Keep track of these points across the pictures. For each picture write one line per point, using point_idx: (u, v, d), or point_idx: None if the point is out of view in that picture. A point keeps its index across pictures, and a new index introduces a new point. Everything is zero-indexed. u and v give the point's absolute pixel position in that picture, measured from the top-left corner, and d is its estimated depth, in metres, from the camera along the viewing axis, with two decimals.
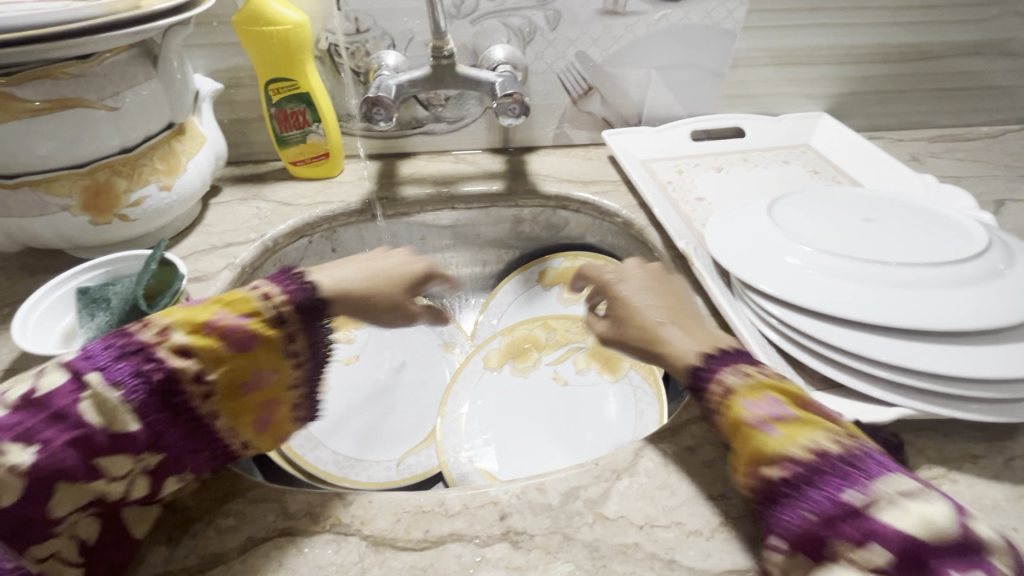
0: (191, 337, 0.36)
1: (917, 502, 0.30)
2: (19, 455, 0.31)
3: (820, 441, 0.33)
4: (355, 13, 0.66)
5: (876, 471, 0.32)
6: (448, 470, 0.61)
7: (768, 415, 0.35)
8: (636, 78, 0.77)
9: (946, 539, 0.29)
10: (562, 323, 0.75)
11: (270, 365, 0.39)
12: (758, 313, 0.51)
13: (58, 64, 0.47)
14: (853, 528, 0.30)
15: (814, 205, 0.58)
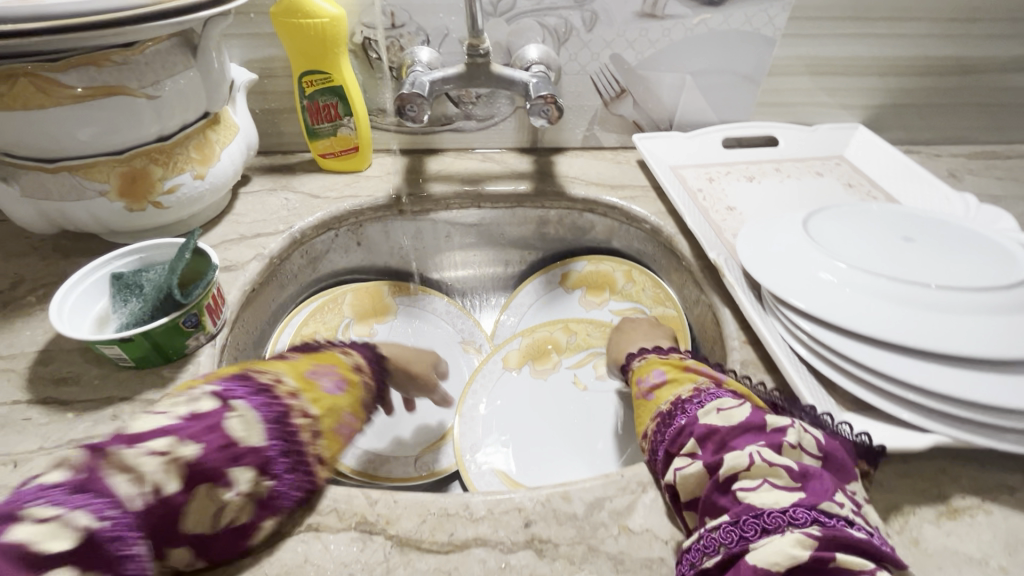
0: (297, 382, 0.41)
1: (727, 406, 0.40)
2: (183, 452, 0.32)
3: (680, 392, 0.45)
4: (391, 8, 0.66)
5: (706, 397, 0.42)
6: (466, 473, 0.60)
7: (653, 384, 0.47)
8: (670, 83, 0.76)
9: (742, 424, 0.38)
10: (584, 327, 0.74)
11: (352, 411, 0.43)
12: (791, 330, 0.50)
13: (102, 51, 0.47)
14: (684, 436, 0.40)
15: (852, 221, 0.57)
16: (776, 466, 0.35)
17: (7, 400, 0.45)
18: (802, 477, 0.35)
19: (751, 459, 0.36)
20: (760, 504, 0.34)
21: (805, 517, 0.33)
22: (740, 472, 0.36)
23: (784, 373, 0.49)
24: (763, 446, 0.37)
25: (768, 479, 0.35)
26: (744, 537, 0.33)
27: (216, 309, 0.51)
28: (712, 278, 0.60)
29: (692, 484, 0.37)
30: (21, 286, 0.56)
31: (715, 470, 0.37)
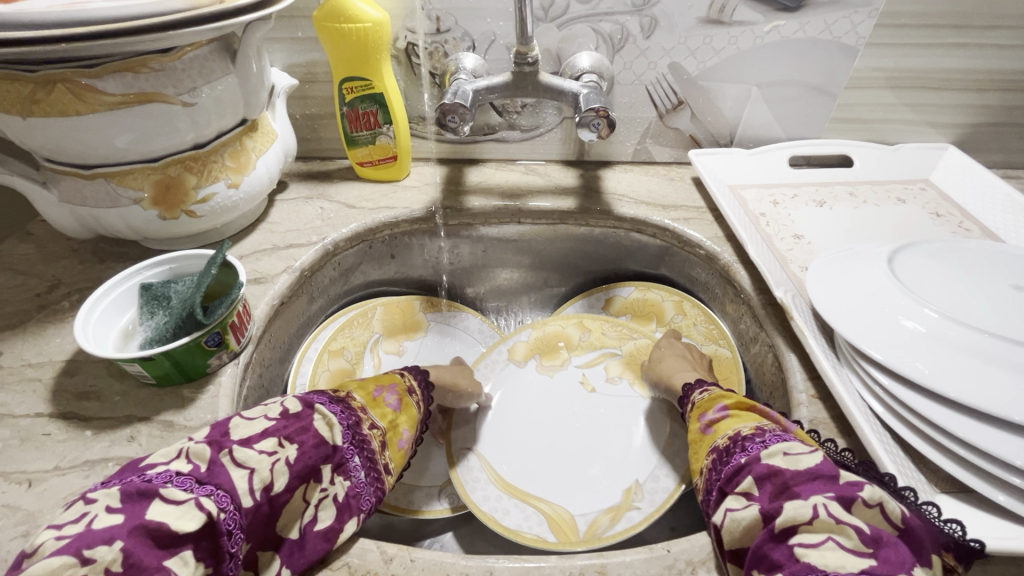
0: (366, 399, 0.45)
1: (795, 449, 0.35)
2: (286, 451, 0.37)
3: (741, 427, 0.40)
4: (437, 12, 0.62)
5: (770, 437, 0.37)
6: (467, 496, 0.54)
7: (712, 419, 0.43)
8: (733, 94, 0.69)
9: (811, 470, 0.33)
10: (598, 325, 0.69)
11: (411, 427, 0.47)
12: (872, 388, 0.44)
13: (141, 57, 0.46)
14: (741, 475, 0.36)
15: (950, 263, 0.49)
16: (845, 525, 0.30)
17: (30, 412, 0.44)
18: (875, 542, 0.30)
19: (813, 512, 0.31)
20: (822, 566, 0.29)
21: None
22: (800, 528, 0.31)
23: (860, 436, 0.42)
24: (833, 499, 0.31)
25: (833, 538, 0.30)
26: None
27: (241, 327, 0.49)
28: (775, 317, 0.54)
29: (741, 530, 0.33)
30: (57, 290, 0.56)
31: (771, 520, 0.32)
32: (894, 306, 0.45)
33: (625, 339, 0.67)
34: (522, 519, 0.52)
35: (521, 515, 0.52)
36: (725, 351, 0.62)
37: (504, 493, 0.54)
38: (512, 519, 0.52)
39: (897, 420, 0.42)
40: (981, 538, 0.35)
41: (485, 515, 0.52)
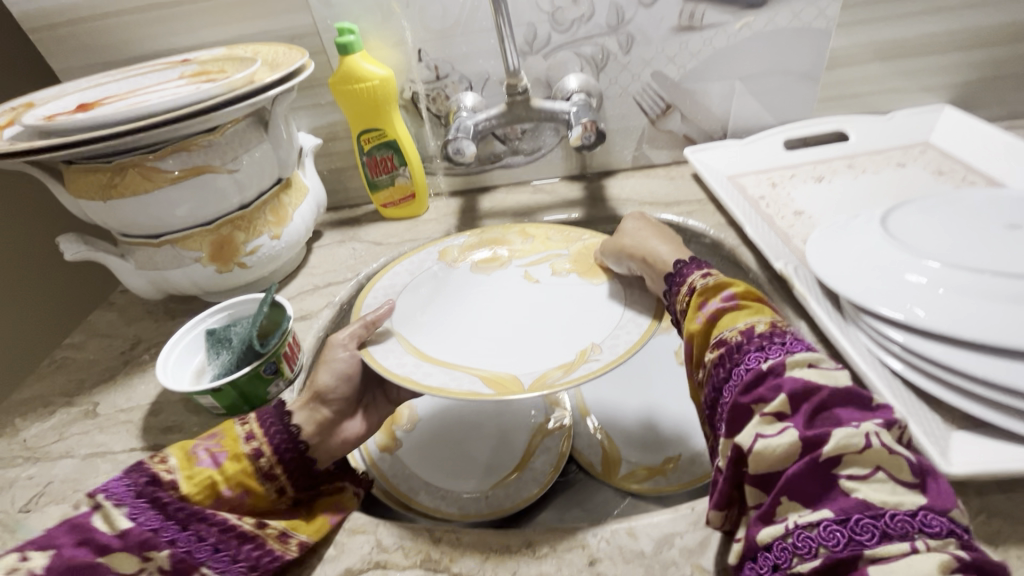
0: (178, 461, 0.42)
1: (823, 365, 0.36)
2: (32, 563, 0.35)
3: (753, 321, 0.40)
4: (434, 62, 0.70)
5: (791, 341, 0.38)
6: (376, 360, 0.50)
7: (718, 308, 0.43)
8: (718, 91, 0.73)
9: (843, 387, 0.34)
10: (544, 232, 0.68)
11: (245, 483, 0.43)
12: (878, 340, 0.46)
13: (192, 138, 0.55)
14: (772, 380, 0.35)
15: (939, 216, 0.51)
16: (898, 457, 0.31)
17: (126, 448, 0.52)
18: (922, 475, 0.31)
19: (869, 444, 0.31)
20: (879, 503, 0.30)
21: (938, 526, 0.29)
22: (852, 459, 0.31)
23: (871, 387, 0.44)
24: (880, 430, 0.32)
25: (880, 469, 0.31)
26: (858, 542, 0.29)
27: (293, 357, 0.55)
28: (782, 290, 0.57)
29: (779, 457, 0.32)
30: (138, 346, 0.65)
31: (817, 450, 0.31)
32: (892, 262, 0.47)
33: (572, 241, 0.65)
34: (448, 379, 0.47)
35: (446, 376, 0.48)
36: None
37: (424, 361, 0.50)
38: (434, 378, 0.47)
39: (912, 371, 0.43)
40: (1001, 466, 0.36)
41: (400, 376, 0.47)
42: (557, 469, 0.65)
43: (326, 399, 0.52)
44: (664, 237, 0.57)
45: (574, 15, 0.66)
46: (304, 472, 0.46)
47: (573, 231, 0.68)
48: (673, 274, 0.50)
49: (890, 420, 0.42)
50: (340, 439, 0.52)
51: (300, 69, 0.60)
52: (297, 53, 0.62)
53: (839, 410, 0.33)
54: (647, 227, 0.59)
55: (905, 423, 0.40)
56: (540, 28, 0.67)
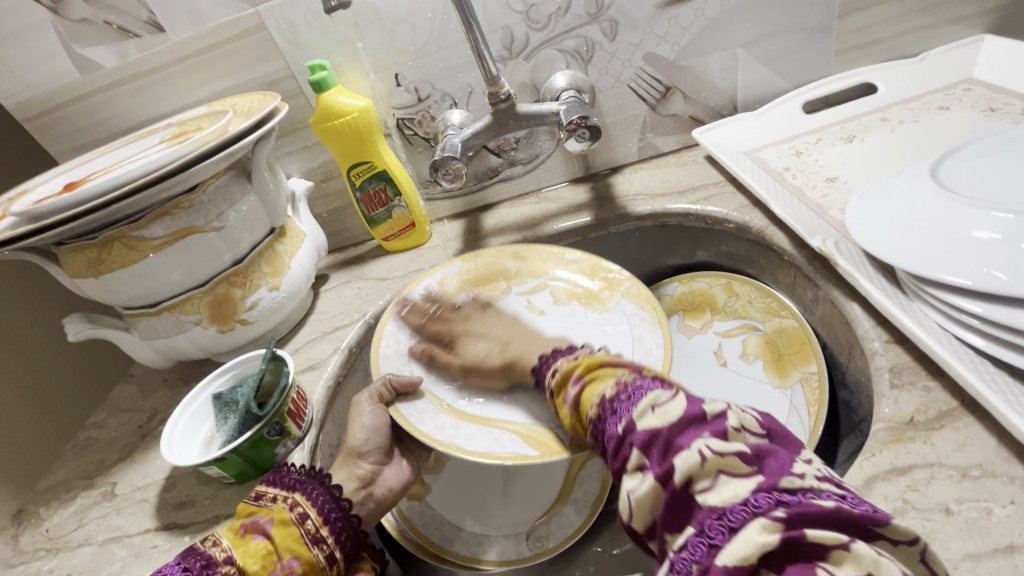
0: (230, 535, 0.40)
1: (658, 400, 0.36)
2: None
3: (603, 390, 0.40)
4: (414, 84, 0.68)
5: (632, 392, 0.38)
6: (411, 426, 0.48)
7: (574, 394, 0.43)
8: (719, 64, 0.67)
9: (680, 417, 0.34)
10: (536, 253, 0.65)
11: (294, 549, 0.40)
12: (947, 314, 0.39)
13: (173, 201, 0.53)
14: (625, 447, 0.35)
15: (998, 159, 0.44)
16: (729, 456, 0.31)
17: (141, 529, 0.50)
18: (757, 458, 0.31)
19: (701, 456, 0.31)
20: (721, 503, 0.30)
21: (768, 503, 0.29)
22: (693, 474, 0.31)
23: (953, 374, 0.36)
24: (710, 436, 0.32)
25: (723, 471, 0.31)
26: (713, 546, 0.29)
27: (299, 412, 0.52)
28: (825, 269, 0.50)
29: (646, 501, 0.33)
30: (155, 418, 0.63)
31: (668, 480, 0.32)
32: (956, 222, 0.40)
33: (568, 262, 0.63)
34: (492, 441, 0.47)
35: (488, 438, 0.47)
36: (790, 324, 0.59)
37: (461, 421, 0.49)
38: (477, 443, 0.46)
39: (996, 346, 0.36)
40: None
41: (443, 442, 0.46)
42: (602, 498, 0.60)
43: (361, 455, 0.49)
44: (499, 331, 0.56)
45: (549, 9, 0.62)
46: (351, 532, 0.43)
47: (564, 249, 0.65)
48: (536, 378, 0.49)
49: (982, 411, 0.35)
50: (385, 490, 0.49)
51: (273, 112, 0.59)
52: (268, 98, 0.60)
53: (678, 437, 0.33)
54: (482, 324, 0.57)
55: (1003, 413, 0.33)
56: (517, 30, 0.63)
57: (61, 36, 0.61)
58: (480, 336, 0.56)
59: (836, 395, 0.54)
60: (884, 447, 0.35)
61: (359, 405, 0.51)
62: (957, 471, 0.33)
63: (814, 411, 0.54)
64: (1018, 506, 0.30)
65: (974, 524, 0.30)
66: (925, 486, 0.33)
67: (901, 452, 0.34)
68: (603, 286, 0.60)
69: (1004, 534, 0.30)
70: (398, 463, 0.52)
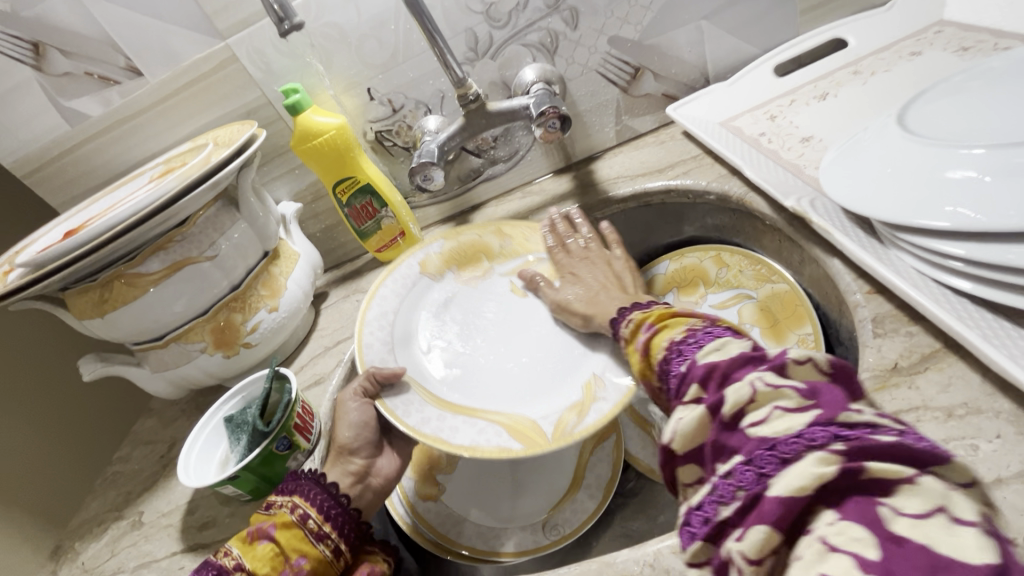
0: (238, 545, 0.44)
1: (729, 345, 0.38)
2: None
3: (673, 335, 0.42)
4: (386, 96, 0.69)
5: (702, 336, 0.40)
6: (397, 418, 0.48)
7: (644, 339, 0.45)
8: (685, 39, 0.67)
9: (742, 358, 0.36)
10: (520, 231, 0.67)
11: (301, 548, 0.43)
12: (924, 262, 0.39)
13: (165, 236, 0.55)
14: (687, 381, 0.37)
15: (964, 99, 0.44)
16: (782, 390, 0.32)
17: (168, 552, 0.52)
18: (813, 394, 0.31)
19: (752, 389, 0.33)
20: (772, 434, 0.30)
21: (825, 437, 0.28)
22: (745, 406, 0.32)
23: (935, 320, 0.37)
24: (765, 372, 0.33)
25: (777, 405, 0.31)
26: (763, 475, 0.29)
27: (306, 426, 0.54)
28: (805, 229, 0.50)
29: (693, 433, 0.34)
30: (176, 447, 0.65)
31: (718, 411, 0.33)
32: (927, 164, 0.40)
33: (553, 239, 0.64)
34: (476, 434, 0.48)
35: (473, 429, 0.48)
36: (783, 288, 0.59)
37: (446, 412, 0.50)
38: (463, 435, 0.47)
39: (983, 287, 0.36)
40: None
41: (429, 437, 0.47)
42: (614, 480, 0.61)
43: (352, 451, 0.51)
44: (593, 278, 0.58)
45: (508, 6, 0.62)
46: (352, 525, 0.46)
47: (549, 224, 0.66)
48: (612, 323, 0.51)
49: (964, 351, 0.36)
50: (381, 480, 0.52)
51: (251, 138, 0.60)
52: (245, 125, 0.62)
53: (737, 372, 0.35)
54: (586, 269, 0.59)
55: (988, 353, 0.34)
56: (479, 29, 0.63)
57: (47, 91, 0.64)
58: (580, 279, 0.58)
59: (834, 353, 0.55)
60: (871, 396, 0.36)
61: (346, 405, 0.52)
62: (943, 413, 0.34)
63: None
64: (1005, 441, 0.32)
65: (963, 461, 0.31)
66: (912, 429, 0.34)
67: (887, 399, 0.35)
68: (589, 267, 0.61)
69: (993, 469, 0.31)
70: (389, 451, 0.54)
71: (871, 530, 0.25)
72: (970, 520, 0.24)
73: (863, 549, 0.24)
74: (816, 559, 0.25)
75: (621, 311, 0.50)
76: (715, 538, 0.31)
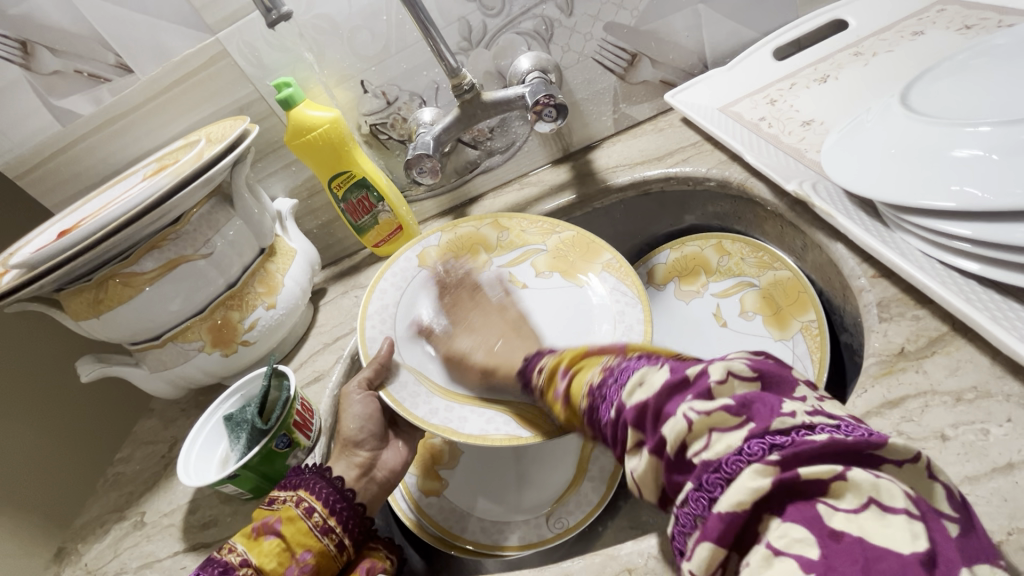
0: (242, 540, 0.43)
1: (648, 375, 0.38)
2: None
3: (590, 380, 0.42)
4: (380, 88, 0.68)
5: (616, 376, 0.40)
6: (405, 410, 0.50)
7: (563, 388, 0.45)
8: (683, 23, 0.66)
9: (664, 387, 0.36)
10: (517, 221, 0.65)
11: (305, 542, 0.43)
12: (930, 244, 0.39)
13: (159, 234, 0.55)
14: (622, 427, 0.37)
15: (967, 77, 0.44)
16: (714, 414, 0.32)
17: (171, 552, 0.52)
18: (743, 407, 0.32)
19: (687, 421, 0.33)
20: (714, 457, 0.31)
21: (761, 449, 0.30)
22: (684, 438, 0.33)
23: (942, 303, 0.36)
24: (693, 398, 0.33)
25: (714, 429, 0.32)
26: (711, 497, 0.30)
27: (306, 423, 0.53)
28: (807, 214, 0.49)
29: (649, 472, 0.35)
30: (176, 446, 0.65)
31: (664, 448, 0.34)
32: (932, 144, 0.39)
33: (550, 233, 0.63)
34: (486, 423, 0.49)
35: (481, 419, 0.49)
36: (785, 275, 0.59)
37: (453, 404, 0.51)
38: (473, 425, 0.49)
39: (992, 268, 0.35)
40: None
41: (439, 427, 0.48)
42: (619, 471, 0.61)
43: (357, 443, 0.50)
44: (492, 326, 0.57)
45: None
46: (357, 520, 0.46)
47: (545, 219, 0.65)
48: (524, 368, 0.51)
49: (972, 334, 0.36)
50: (386, 472, 0.51)
51: (244, 133, 0.60)
52: (237, 121, 0.62)
53: (666, 405, 0.35)
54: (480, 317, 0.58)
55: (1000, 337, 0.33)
56: (472, 18, 0.62)
57: (36, 91, 0.63)
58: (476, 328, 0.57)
59: (838, 340, 0.54)
60: (877, 382, 0.35)
61: (350, 397, 0.51)
62: (952, 397, 0.33)
63: (816, 357, 0.54)
64: (1015, 425, 0.31)
65: (973, 447, 0.31)
66: (920, 415, 0.33)
67: (894, 384, 0.35)
68: (585, 260, 0.61)
69: (1004, 453, 0.30)
70: (395, 445, 0.53)
71: (810, 530, 0.27)
72: (899, 506, 0.26)
73: (805, 549, 0.26)
74: (764, 564, 0.27)
75: (530, 359, 0.51)
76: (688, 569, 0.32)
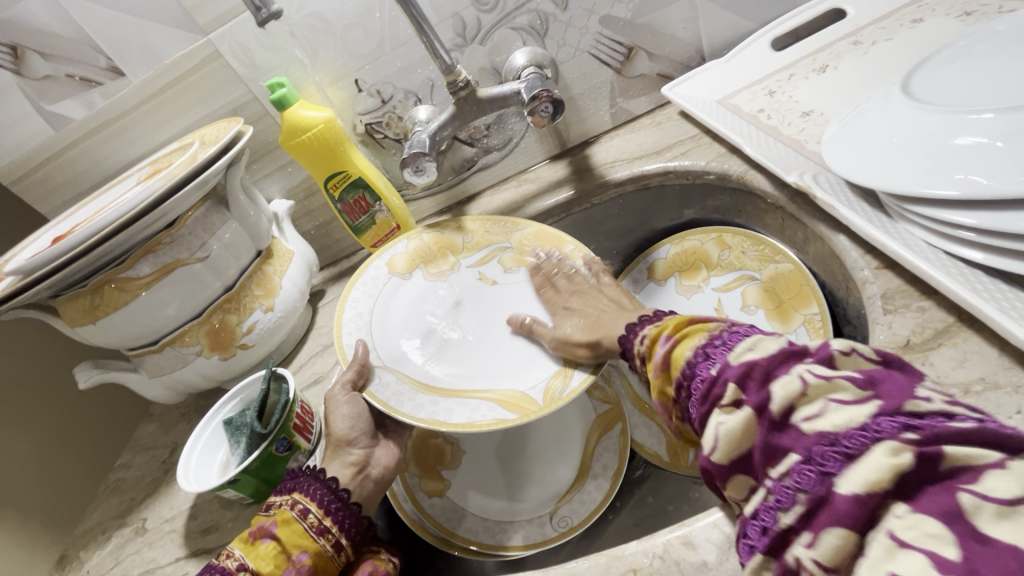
0: (240, 545, 0.43)
1: (761, 341, 0.34)
2: None
3: (693, 342, 0.39)
4: (375, 87, 0.68)
5: (730, 338, 0.37)
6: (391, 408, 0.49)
7: (662, 352, 0.41)
8: (679, 15, 0.65)
9: (785, 351, 0.33)
10: (481, 223, 0.66)
11: (301, 543, 0.42)
12: (933, 234, 0.38)
13: (154, 238, 0.54)
14: (716, 386, 0.34)
15: (970, 64, 0.43)
16: (837, 379, 0.30)
17: (172, 558, 0.52)
18: (871, 382, 0.29)
19: (803, 381, 0.30)
20: (833, 428, 0.28)
21: (891, 427, 0.27)
22: (795, 402, 0.30)
23: (947, 294, 0.36)
24: (817, 362, 0.31)
25: (833, 397, 0.29)
26: (827, 473, 0.27)
27: (305, 426, 0.53)
28: (808, 206, 0.49)
29: (737, 437, 0.32)
30: (177, 451, 0.65)
31: (765, 410, 0.31)
32: (935, 132, 0.38)
33: (512, 231, 0.64)
34: (471, 412, 0.49)
35: (467, 408, 0.49)
36: (787, 267, 0.58)
37: (438, 397, 0.51)
38: (459, 415, 0.49)
39: (996, 258, 0.34)
40: None
41: (427, 420, 0.48)
42: (622, 469, 0.61)
43: (350, 442, 0.50)
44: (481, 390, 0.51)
45: None
46: (353, 520, 0.45)
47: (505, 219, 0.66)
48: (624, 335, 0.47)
49: (978, 325, 0.35)
50: (379, 470, 0.51)
51: (238, 135, 0.59)
52: (230, 123, 0.61)
53: (782, 368, 0.32)
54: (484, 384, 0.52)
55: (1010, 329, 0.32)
56: (466, 14, 0.61)
57: (28, 96, 0.62)
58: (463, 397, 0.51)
59: (841, 332, 0.54)
60: None
61: (337, 399, 0.51)
62: (959, 389, 0.33)
63: None
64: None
65: None
66: None
67: None
68: (548, 250, 0.62)
69: None
70: (386, 443, 0.53)
71: (950, 526, 0.23)
72: None
73: (940, 547, 0.23)
74: (886, 557, 0.24)
75: (636, 323, 0.47)
76: (772, 545, 0.29)
